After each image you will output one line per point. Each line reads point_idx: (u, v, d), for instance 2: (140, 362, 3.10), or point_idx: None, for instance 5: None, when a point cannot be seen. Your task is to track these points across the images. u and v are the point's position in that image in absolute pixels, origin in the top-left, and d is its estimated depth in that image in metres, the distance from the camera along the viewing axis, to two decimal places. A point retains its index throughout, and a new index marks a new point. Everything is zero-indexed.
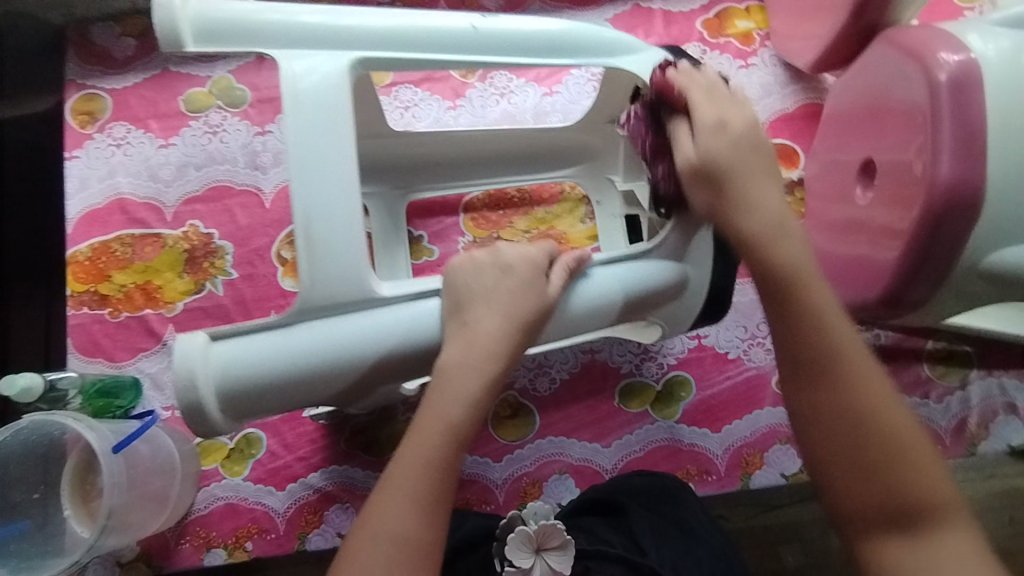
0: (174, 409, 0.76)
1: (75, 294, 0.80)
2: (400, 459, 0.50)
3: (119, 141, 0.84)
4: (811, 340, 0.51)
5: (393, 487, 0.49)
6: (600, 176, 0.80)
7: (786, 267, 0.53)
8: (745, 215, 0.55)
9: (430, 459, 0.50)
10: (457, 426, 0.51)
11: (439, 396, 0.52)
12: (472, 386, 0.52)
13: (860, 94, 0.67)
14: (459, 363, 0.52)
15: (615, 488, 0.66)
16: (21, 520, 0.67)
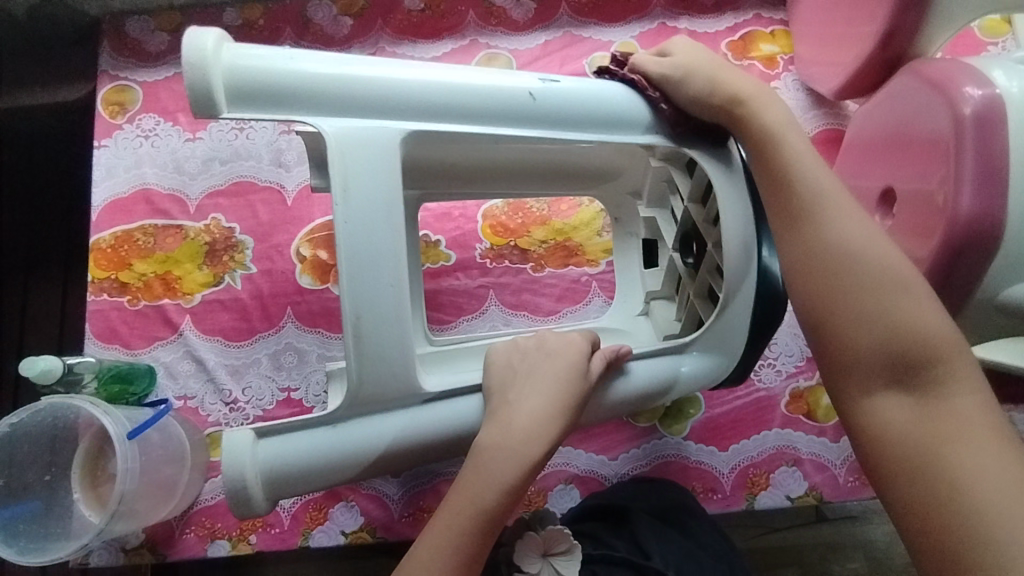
0: (186, 399, 0.77)
1: (96, 281, 0.81)
2: (427, 538, 0.50)
3: (148, 132, 0.85)
4: (814, 230, 0.51)
5: (419, 564, 0.49)
6: (622, 195, 0.76)
7: (800, 184, 0.52)
8: (825, 213, 0.51)
9: (460, 540, 0.49)
10: (491, 509, 0.50)
11: (477, 472, 0.52)
12: (510, 470, 0.51)
13: (883, 123, 0.68)
14: (495, 452, 0.52)
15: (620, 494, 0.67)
16: (31, 501, 0.68)
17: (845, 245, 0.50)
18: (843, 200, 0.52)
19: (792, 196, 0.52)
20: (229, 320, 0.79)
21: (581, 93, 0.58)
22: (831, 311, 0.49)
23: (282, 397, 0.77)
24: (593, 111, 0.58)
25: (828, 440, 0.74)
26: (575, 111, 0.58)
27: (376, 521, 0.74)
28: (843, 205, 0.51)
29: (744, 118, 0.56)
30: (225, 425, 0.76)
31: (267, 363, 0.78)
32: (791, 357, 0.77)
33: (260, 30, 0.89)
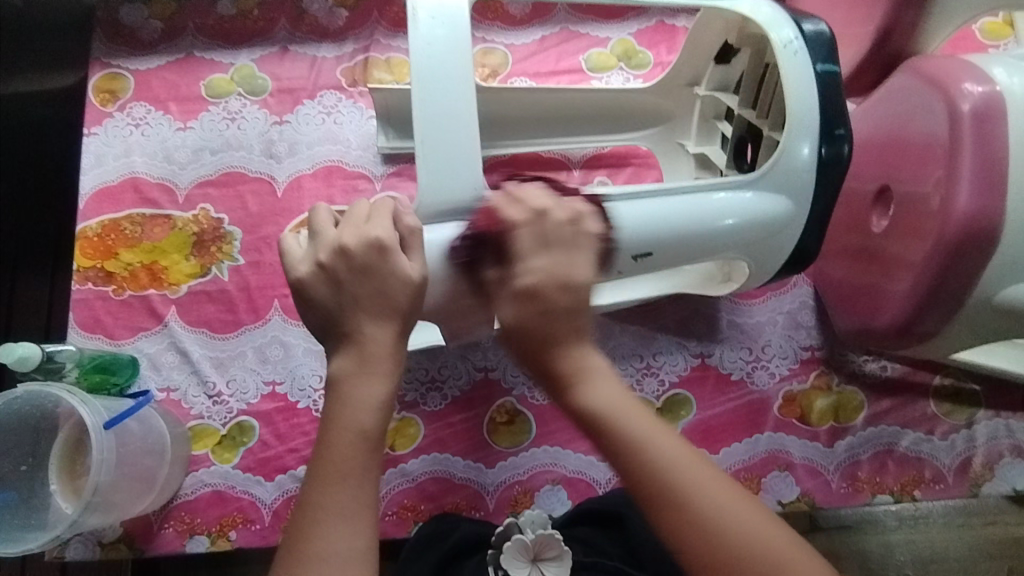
0: (169, 390, 0.76)
1: (81, 269, 0.80)
2: (315, 485, 0.45)
3: (138, 121, 0.85)
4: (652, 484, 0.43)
5: (326, 508, 0.44)
6: (671, 142, 0.81)
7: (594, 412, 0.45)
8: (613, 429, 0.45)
9: (351, 469, 0.45)
10: (369, 430, 0.46)
11: (342, 397, 0.47)
12: (376, 378, 0.47)
13: (880, 123, 0.66)
14: (353, 373, 0.47)
15: (609, 497, 0.65)
16: (5, 492, 0.66)
17: (760, 550, 0.41)
18: (716, 483, 0.43)
19: (652, 492, 0.43)
20: (215, 311, 0.78)
21: (680, 245, 0.59)
22: None
23: (266, 390, 0.76)
24: (684, 256, 0.60)
25: (822, 445, 0.72)
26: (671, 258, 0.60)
27: None
28: (747, 509, 0.43)
29: (568, 399, 0.46)
30: (208, 418, 0.75)
31: (252, 355, 0.77)
32: (784, 359, 0.75)
33: (255, 20, 0.88)
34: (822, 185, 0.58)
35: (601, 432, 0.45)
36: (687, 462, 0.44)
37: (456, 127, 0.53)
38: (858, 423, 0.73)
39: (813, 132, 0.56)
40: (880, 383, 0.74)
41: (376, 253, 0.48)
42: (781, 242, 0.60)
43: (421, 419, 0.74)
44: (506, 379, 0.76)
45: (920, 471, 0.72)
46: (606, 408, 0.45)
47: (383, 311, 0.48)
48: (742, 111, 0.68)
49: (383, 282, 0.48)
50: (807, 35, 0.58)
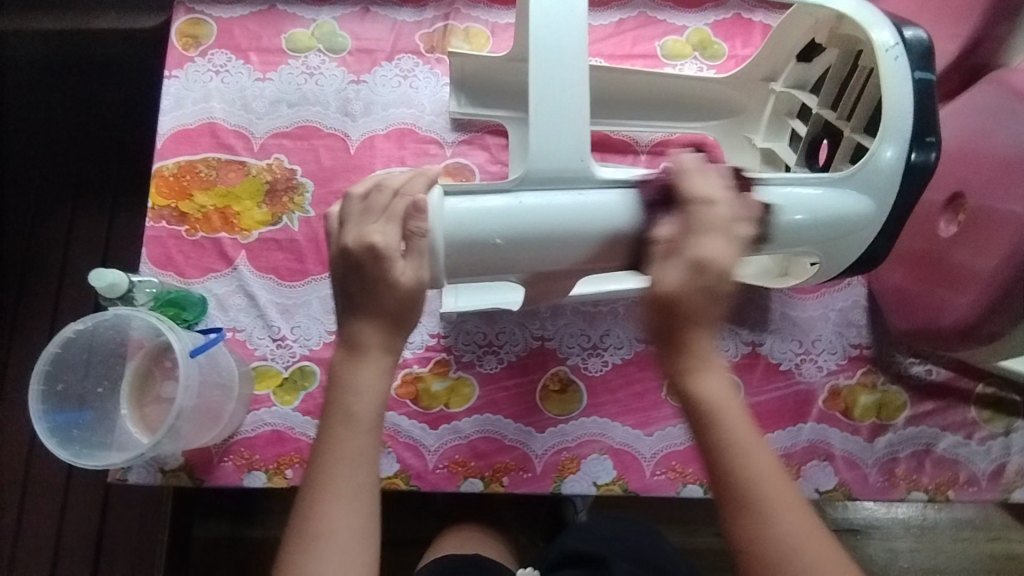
0: (235, 331, 0.78)
1: (155, 207, 0.82)
2: (320, 466, 0.50)
3: (219, 68, 0.86)
4: (742, 496, 0.48)
5: (328, 487, 0.49)
6: (737, 134, 0.82)
7: (707, 401, 0.50)
8: (700, 382, 0.51)
9: (358, 452, 0.50)
10: (365, 416, 0.51)
11: (344, 383, 0.51)
12: (373, 367, 0.52)
13: (959, 131, 0.68)
14: (349, 362, 0.52)
15: (588, 540, 0.70)
16: (85, 410, 0.69)
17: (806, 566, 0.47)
18: (811, 530, 0.48)
19: (741, 491, 0.48)
20: (284, 259, 0.80)
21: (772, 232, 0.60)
22: None
23: (329, 339, 0.78)
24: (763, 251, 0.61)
25: (863, 439, 0.75)
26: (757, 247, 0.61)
27: (411, 470, 0.74)
28: (812, 530, 0.48)
29: (688, 382, 0.51)
30: (271, 360, 0.78)
31: (317, 305, 0.79)
32: (833, 355, 0.77)
33: None
34: (908, 187, 0.59)
35: (702, 421, 0.50)
36: (767, 470, 0.49)
37: (568, 100, 0.55)
38: (900, 422, 0.75)
39: (905, 137, 0.58)
40: (924, 386, 0.76)
41: (370, 254, 0.51)
42: (853, 243, 0.61)
43: (476, 380, 0.77)
44: (561, 348, 0.78)
45: (956, 473, 0.74)
46: (716, 403, 0.50)
47: (376, 310, 0.52)
48: (821, 110, 0.70)
49: (373, 284, 0.52)
50: (907, 41, 0.59)
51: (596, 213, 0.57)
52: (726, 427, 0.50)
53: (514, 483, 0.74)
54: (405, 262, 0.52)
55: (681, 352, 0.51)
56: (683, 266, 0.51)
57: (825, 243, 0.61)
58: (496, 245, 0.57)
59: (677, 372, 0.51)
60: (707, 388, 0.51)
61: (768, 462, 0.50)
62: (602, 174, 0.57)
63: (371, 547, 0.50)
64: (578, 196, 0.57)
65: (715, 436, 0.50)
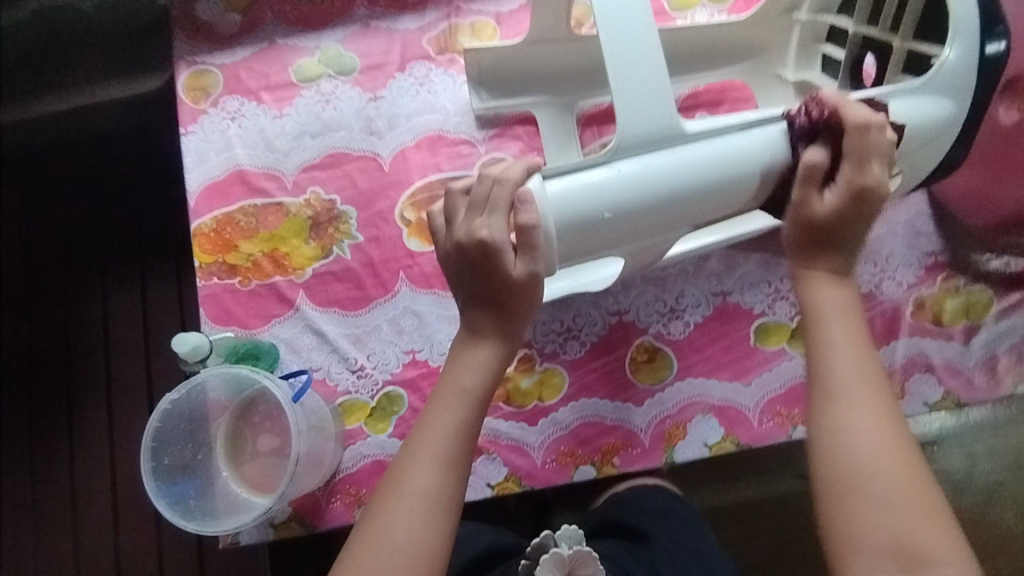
0: (314, 371, 0.77)
1: (203, 265, 0.80)
2: (422, 428, 0.52)
3: (234, 114, 0.85)
4: (840, 380, 0.51)
5: (426, 450, 0.51)
6: (766, 75, 0.79)
7: (813, 302, 0.55)
8: (820, 289, 0.55)
9: (459, 424, 0.52)
10: (471, 391, 0.53)
11: (459, 359, 0.54)
12: (486, 348, 0.54)
13: None
14: (466, 343, 0.55)
15: (634, 511, 0.74)
16: (192, 480, 0.67)
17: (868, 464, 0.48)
18: (893, 420, 0.50)
19: (830, 377, 0.51)
20: (344, 290, 0.79)
21: None
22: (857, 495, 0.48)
23: (407, 359, 0.77)
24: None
25: (959, 344, 0.74)
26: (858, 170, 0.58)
27: (521, 471, 0.73)
28: (889, 437, 0.50)
29: (806, 287, 0.56)
30: (356, 392, 0.76)
31: (387, 328, 0.78)
32: (909, 268, 0.76)
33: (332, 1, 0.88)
34: (982, 79, 0.60)
35: (807, 322, 0.54)
36: (863, 368, 0.51)
37: (644, 62, 0.56)
38: (991, 319, 0.75)
39: (975, 31, 0.58)
40: (1005, 280, 0.75)
41: (484, 252, 0.53)
42: (937, 147, 0.61)
43: (565, 368, 0.76)
44: (641, 319, 0.77)
45: None
46: (822, 309, 0.54)
47: (488, 305, 0.54)
48: (860, 28, 0.68)
49: (490, 280, 0.53)
50: None
51: (692, 168, 0.57)
52: (830, 321, 0.53)
53: (625, 462, 0.73)
54: (518, 258, 0.53)
55: (822, 255, 0.56)
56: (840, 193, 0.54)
57: (909, 153, 0.60)
58: (603, 219, 0.56)
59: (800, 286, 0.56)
60: (826, 294, 0.55)
61: (865, 357, 0.52)
62: (688, 128, 0.58)
63: (451, 519, 0.50)
64: (669, 154, 0.57)
65: (816, 332, 0.54)
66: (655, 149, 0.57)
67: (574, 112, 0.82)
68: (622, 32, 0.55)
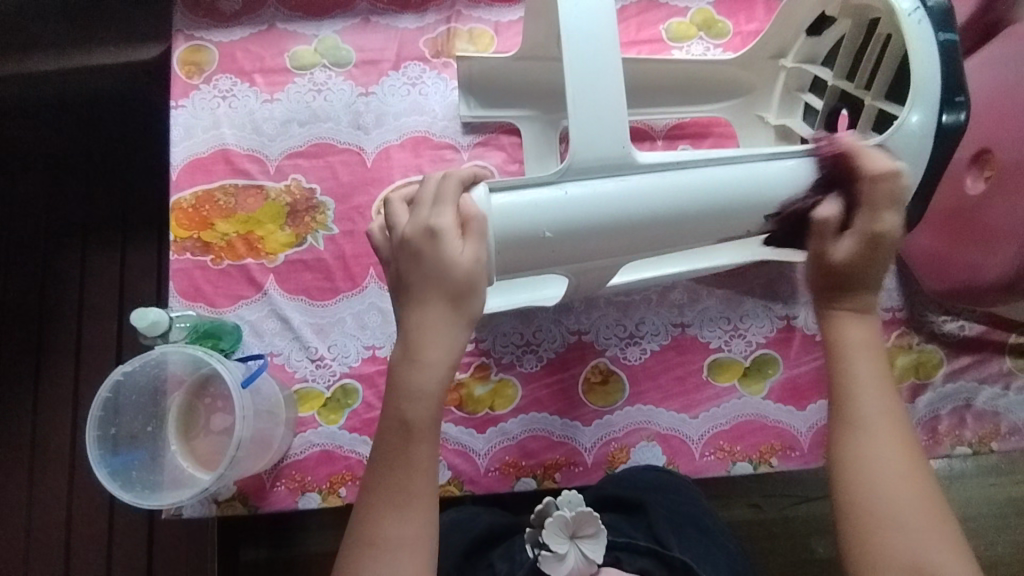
0: (273, 355, 0.78)
1: (178, 240, 0.81)
2: (375, 477, 0.52)
3: (225, 93, 0.86)
4: (847, 399, 0.54)
5: (386, 499, 0.51)
6: (749, 114, 0.80)
7: (844, 336, 0.56)
8: (854, 320, 0.56)
9: (409, 465, 0.52)
10: (416, 424, 0.52)
11: (398, 390, 0.53)
12: (427, 369, 0.52)
13: (986, 86, 0.70)
14: (404, 362, 0.53)
15: (628, 486, 0.68)
16: (138, 450, 0.69)
17: (870, 451, 0.52)
18: (894, 434, 0.52)
19: (841, 399, 0.54)
20: (313, 279, 0.80)
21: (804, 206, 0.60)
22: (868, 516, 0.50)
23: (367, 354, 0.79)
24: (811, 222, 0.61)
25: (904, 400, 0.76)
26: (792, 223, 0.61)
27: (464, 476, 0.75)
28: (899, 437, 0.52)
29: (829, 318, 0.57)
30: (312, 381, 0.78)
31: (351, 321, 0.79)
32: None
33: None
34: (942, 151, 0.59)
35: (835, 354, 0.56)
36: (881, 399, 0.53)
37: (606, 90, 0.55)
38: (938, 379, 0.76)
39: (936, 98, 0.58)
40: (957, 342, 0.77)
41: (427, 236, 0.53)
42: None
43: (518, 380, 0.77)
44: (599, 341, 0.79)
45: (997, 424, 0.75)
46: (848, 340, 0.55)
47: (434, 298, 0.53)
48: (837, 82, 0.70)
49: (431, 266, 0.52)
50: (929, 6, 0.59)
51: (637, 200, 0.57)
52: (852, 355, 0.55)
53: (566, 478, 0.75)
54: (461, 246, 0.53)
55: (836, 295, 0.57)
56: (854, 240, 0.56)
57: None
58: (544, 237, 0.57)
59: (833, 317, 0.57)
60: (850, 328, 0.56)
61: (869, 371, 0.54)
62: (641, 158, 0.57)
63: (425, 553, 0.51)
64: (620, 181, 0.57)
65: (837, 365, 0.55)
66: (605, 175, 0.57)
67: (559, 129, 0.83)
68: (586, 62, 0.55)
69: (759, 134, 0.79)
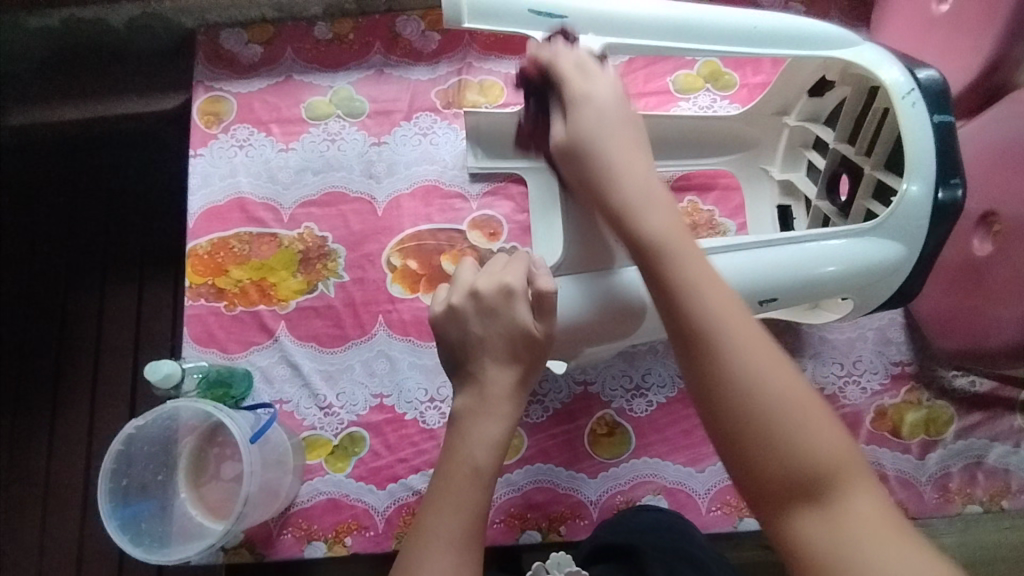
0: (282, 403, 0.79)
1: (193, 286, 0.83)
2: (429, 513, 0.47)
3: (242, 143, 0.88)
4: (678, 304, 0.44)
5: (442, 539, 0.46)
6: (754, 167, 0.81)
7: (647, 225, 0.47)
8: (635, 210, 0.48)
9: (462, 505, 0.47)
10: (482, 471, 0.48)
11: (460, 435, 0.50)
12: (492, 421, 0.50)
13: (991, 150, 0.70)
14: (473, 414, 0.50)
15: (623, 531, 0.67)
16: (148, 501, 0.70)
17: (725, 348, 0.42)
18: (749, 335, 0.43)
19: (672, 312, 0.44)
20: (324, 326, 0.82)
21: (804, 289, 0.62)
22: (743, 436, 0.41)
23: (374, 402, 0.79)
24: (801, 301, 0.63)
25: (913, 457, 0.75)
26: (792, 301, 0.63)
27: None
28: (798, 403, 0.41)
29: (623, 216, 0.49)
30: (320, 429, 0.79)
31: (359, 369, 0.80)
32: (875, 374, 0.77)
33: (351, 44, 0.92)
34: (939, 225, 0.61)
35: (650, 255, 0.47)
36: (712, 287, 0.45)
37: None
38: (948, 436, 0.75)
39: (930, 177, 0.60)
40: (968, 398, 0.76)
41: (503, 296, 0.52)
42: (890, 283, 0.63)
43: (525, 431, 0.78)
44: (605, 392, 0.79)
45: (1008, 482, 0.74)
46: (661, 229, 0.47)
47: (507, 357, 0.51)
48: (839, 146, 0.70)
49: (506, 328, 0.51)
50: (923, 82, 0.62)
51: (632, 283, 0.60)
52: (667, 249, 0.46)
53: (571, 531, 0.75)
54: (534, 315, 0.53)
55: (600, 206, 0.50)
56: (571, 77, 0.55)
57: (862, 288, 0.63)
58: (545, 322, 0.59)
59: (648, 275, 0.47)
60: (647, 215, 0.48)
61: (697, 268, 0.45)
62: None
63: None
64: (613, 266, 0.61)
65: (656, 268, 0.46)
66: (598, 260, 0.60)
67: None
68: None
69: (762, 188, 0.80)
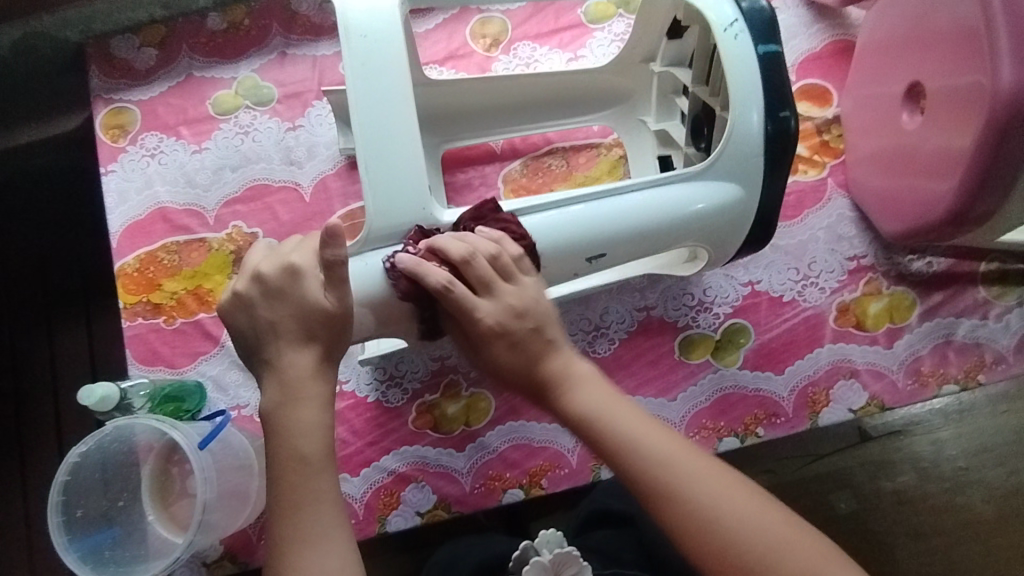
0: (240, 408, 0.77)
1: (127, 306, 0.80)
2: (284, 520, 0.47)
3: (153, 151, 0.84)
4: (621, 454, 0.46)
5: (296, 533, 0.46)
6: (632, 119, 0.79)
7: (576, 406, 0.48)
8: (566, 392, 0.49)
9: (318, 494, 0.47)
10: (315, 456, 0.48)
11: (281, 425, 0.49)
12: (309, 408, 0.49)
13: (906, 21, 0.69)
14: (283, 405, 0.49)
15: (622, 496, 0.67)
16: (111, 528, 0.68)
17: (694, 497, 0.44)
18: (707, 470, 0.45)
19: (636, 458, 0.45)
20: None
21: (632, 239, 0.61)
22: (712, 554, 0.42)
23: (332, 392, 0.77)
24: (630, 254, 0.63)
25: (882, 347, 0.74)
26: (621, 257, 0.63)
27: (450, 497, 0.73)
28: (715, 476, 0.44)
29: (559, 405, 0.49)
30: None
31: None
32: (831, 274, 0.76)
33: (248, 30, 0.88)
34: (772, 149, 0.61)
35: (590, 432, 0.47)
36: (647, 437, 0.46)
37: (399, 153, 0.56)
38: (913, 321, 0.75)
39: (761, 103, 0.60)
40: (926, 279, 0.76)
41: (289, 276, 0.52)
42: (731, 225, 0.64)
43: (490, 392, 0.76)
44: None
45: (981, 355, 0.74)
46: (591, 411, 0.48)
47: (303, 339, 0.51)
48: (695, 88, 0.69)
49: (298, 307, 0.51)
50: (746, 12, 0.61)
51: None
52: (605, 427, 0.47)
53: (553, 483, 0.73)
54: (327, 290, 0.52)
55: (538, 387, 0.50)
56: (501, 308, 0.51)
57: (707, 231, 0.63)
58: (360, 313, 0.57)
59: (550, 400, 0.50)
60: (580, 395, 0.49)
61: (633, 425, 0.47)
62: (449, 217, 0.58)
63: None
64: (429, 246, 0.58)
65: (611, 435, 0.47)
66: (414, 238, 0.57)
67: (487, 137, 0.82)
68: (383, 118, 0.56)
69: (642, 139, 0.79)
